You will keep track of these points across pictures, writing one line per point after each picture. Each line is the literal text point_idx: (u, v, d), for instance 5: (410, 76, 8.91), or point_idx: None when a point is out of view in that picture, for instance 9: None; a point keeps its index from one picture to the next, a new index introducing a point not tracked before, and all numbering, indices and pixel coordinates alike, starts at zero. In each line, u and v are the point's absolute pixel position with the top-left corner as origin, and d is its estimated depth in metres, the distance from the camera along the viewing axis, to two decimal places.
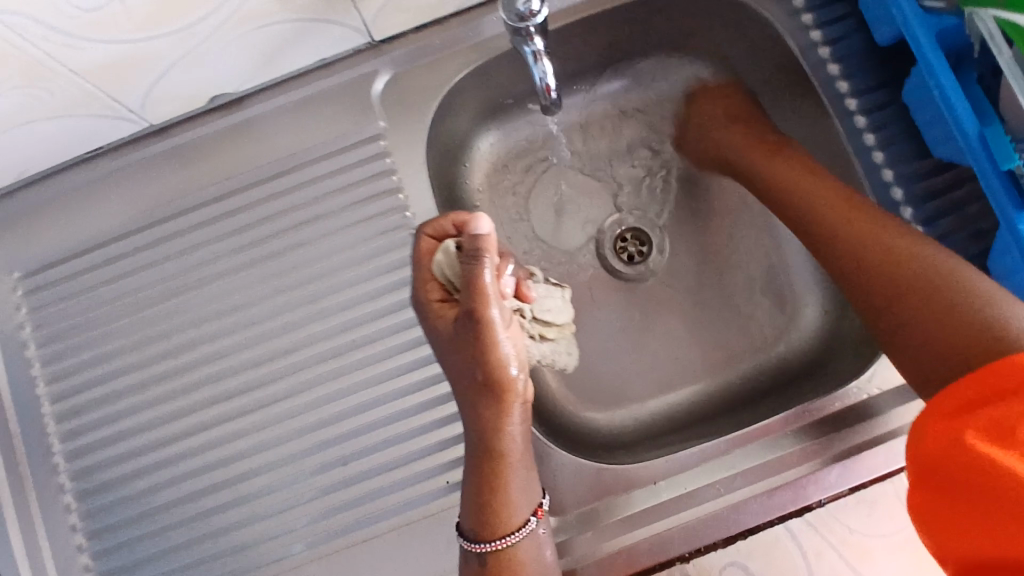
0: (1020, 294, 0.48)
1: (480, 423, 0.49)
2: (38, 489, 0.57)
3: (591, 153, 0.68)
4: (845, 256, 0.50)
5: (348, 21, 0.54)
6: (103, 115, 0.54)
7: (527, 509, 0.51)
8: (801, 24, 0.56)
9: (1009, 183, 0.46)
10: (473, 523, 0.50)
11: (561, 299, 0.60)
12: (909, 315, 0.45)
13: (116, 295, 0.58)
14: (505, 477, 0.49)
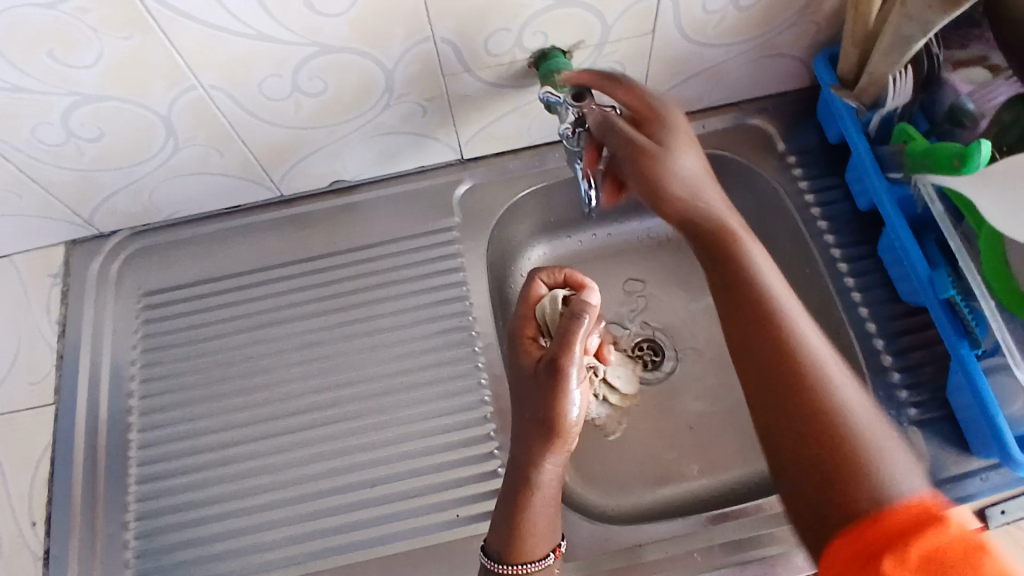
0: (963, 409, 0.60)
1: (524, 457, 0.55)
2: (108, 469, 0.66)
3: (623, 272, 0.81)
4: (768, 362, 0.48)
5: (447, 140, 0.71)
6: (250, 179, 0.71)
7: (546, 548, 0.55)
8: (798, 189, 0.72)
9: (948, 310, 0.59)
10: (497, 546, 0.55)
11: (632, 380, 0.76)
12: (812, 439, 0.44)
13: (219, 321, 0.72)
14: (533, 507, 0.55)
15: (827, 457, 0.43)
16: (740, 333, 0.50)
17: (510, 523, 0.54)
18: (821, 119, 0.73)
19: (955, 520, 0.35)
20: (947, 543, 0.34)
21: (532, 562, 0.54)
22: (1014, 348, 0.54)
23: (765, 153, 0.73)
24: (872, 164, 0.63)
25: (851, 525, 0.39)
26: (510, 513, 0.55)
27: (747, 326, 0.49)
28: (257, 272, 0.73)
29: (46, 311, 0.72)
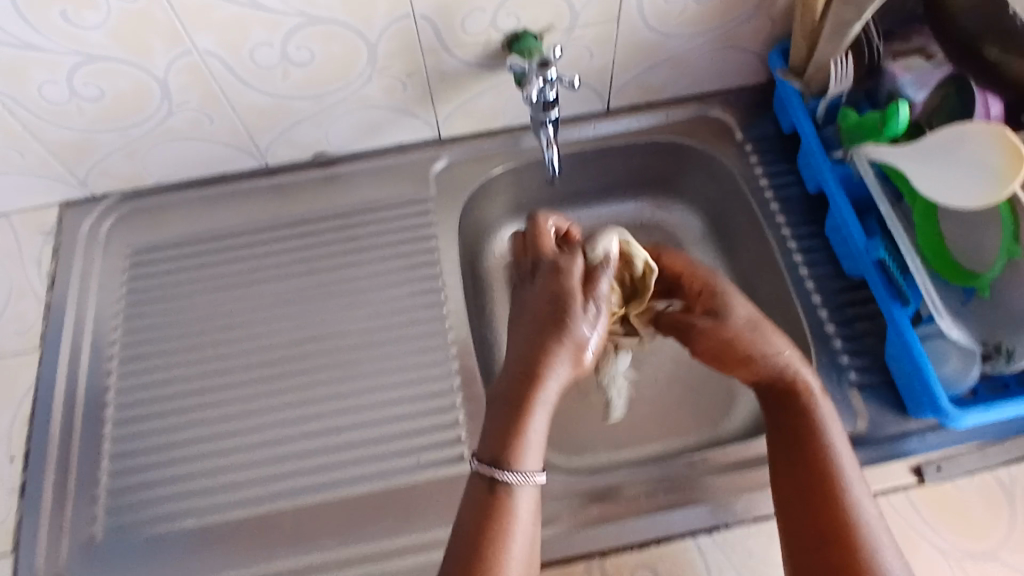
0: (900, 374, 0.63)
1: (534, 363, 0.52)
2: (86, 412, 0.69)
3: None
4: (805, 493, 0.53)
5: (426, 117, 0.76)
6: (238, 147, 0.75)
7: (538, 464, 0.52)
8: (753, 174, 0.76)
9: (881, 273, 0.63)
10: (491, 450, 0.51)
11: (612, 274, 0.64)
12: (823, 527, 0.52)
13: (203, 277, 0.75)
14: (529, 412, 0.51)
15: (831, 543, 0.51)
16: (787, 463, 0.55)
17: (511, 430, 0.51)
18: (776, 111, 0.78)
19: None
20: None
21: (525, 474, 0.50)
22: (935, 299, 0.58)
23: (725, 140, 0.78)
24: (816, 144, 0.68)
25: None
26: (511, 418, 0.51)
27: (804, 465, 0.54)
28: (241, 234, 0.77)
29: (37, 265, 0.75)
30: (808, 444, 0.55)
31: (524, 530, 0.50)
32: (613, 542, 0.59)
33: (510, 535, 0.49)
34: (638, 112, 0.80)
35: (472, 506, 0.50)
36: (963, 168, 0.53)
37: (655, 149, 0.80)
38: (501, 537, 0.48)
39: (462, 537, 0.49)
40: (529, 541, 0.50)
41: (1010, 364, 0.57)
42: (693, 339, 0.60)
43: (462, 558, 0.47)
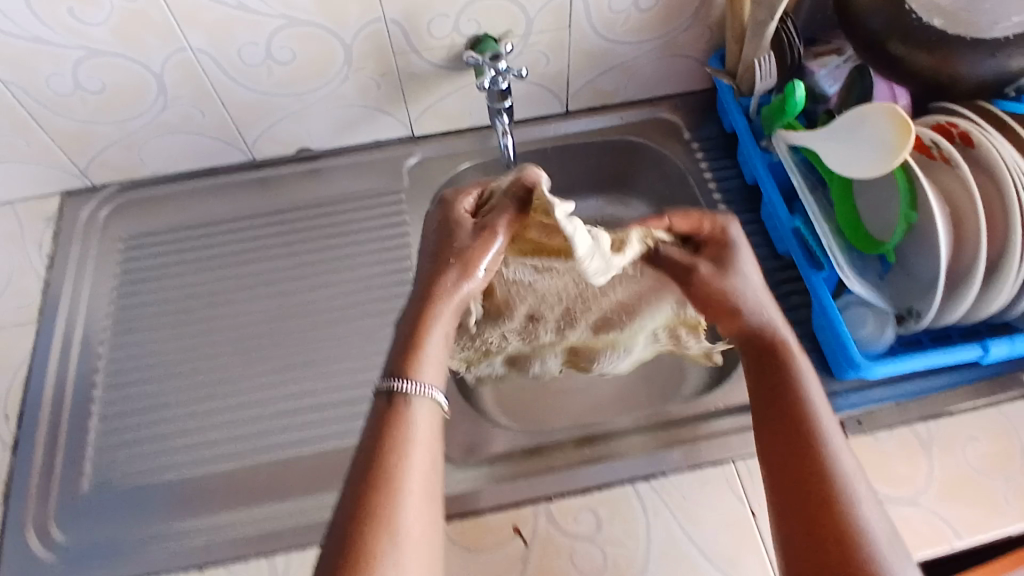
0: (823, 337, 0.68)
1: (430, 280, 0.55)
2: (77, 376, 0.74)
3: None
4: (782, 456, 0.51)
5: (399, 116, 0.84)
6: (227, 141, 0.83)
7: (438, 379, 0.53)
8: (699, 168, 0.83)
9: (802, 245, 0.69)
10: (394, 366, 0.53)
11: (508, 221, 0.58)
12: (795, 459, 0.51)
13: (191, 259, 0.81)
14: (424, 328, 0.54)
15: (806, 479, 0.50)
16: (765, 414, 0.53)
17: (410, 345, 0.53)
18: (720, 113, 0.85)
19: None
20: None
21: (424, 386, 0.52)
22: (844, 262, 0.64)
23: (673, 140, 0.86)
24: (748, 135, 0.75)
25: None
26: (410, 332, 0.54)
27: (777, 415, 0.53)
28: (228, 221, 0.84)
29: (39, 247, 0.82)
30: (785, 404, 0.53)
31: (426, 442, 0.51)
32: (559, 489, 0.64)
33: (407, 448, 0.50)
34: (594, 113, 0.87)
35: (374, 422, 0.51)
36: (868, 147, 0.61)
37: (610, 147, 0.87)
38: (399, 447, 0.50)
39: (362, 451, 0.50)
40: (431, 456, 0.51)
41: (918, 324, 0.64)
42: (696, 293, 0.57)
43: (361, 474, 0.49)
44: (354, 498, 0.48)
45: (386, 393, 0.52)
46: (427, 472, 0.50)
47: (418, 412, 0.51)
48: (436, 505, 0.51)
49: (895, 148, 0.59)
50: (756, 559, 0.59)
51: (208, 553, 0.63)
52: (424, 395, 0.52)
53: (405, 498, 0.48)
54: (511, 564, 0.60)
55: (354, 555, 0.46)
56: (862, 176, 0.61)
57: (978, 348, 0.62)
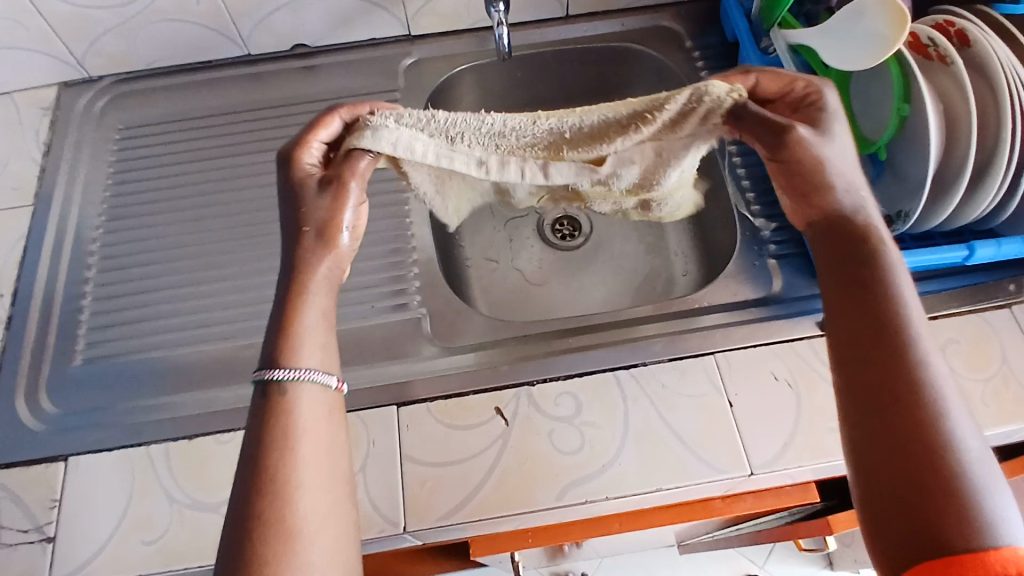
0: None
1: (294, 260, 0.53)
2: (71, 258, 0.75)
3: None
4: (863, 327, 0.46)
5: (396, 12, 0.82)
6: (222, 33, 0.82)
7: (322, 360, 0.51)
8: (698, 75, 0.82)
9: None
10: (268, 355, 0.50)
11: (402, 139, 0.52)
12: (874, 328, 0.46)
13: (185, 149, 0.81)
14: (298, 308, 0.52)
15: (884, 348, 0.45)
16: (839, 280, 0.49)
17: (285, 327, 0.51)
18: (722, 21, 0.84)
19: (966, 525, 0.38)
20: (959, 522, 0.38)
21: (307, 371, 0.50)
22: None
23: (674, 46, 0.84)
24: (747, 37, 0.74)
25: (904, 458, 0.41)
26: (283, 312, 0.52)
27: (857, 284, 0.48)
28: (223, 114, 0.83)
29: (35, 133, 0.81)
30: (872, 280, 0.47)
31: (315, 428, 0.49)
32: (541, 374, 0.65)
33: (295, 439, 0.48)
34: (594, 20, 0.86)
35: (256, 415, 0.49)
36: (864, 37, 0.59)
37: (609, 54, 0.86)
38: (286, 438, 0.47)
39: (248, 447, 0.47)
40: (325, 442, 0.49)
41: (904, 226, 0.63)
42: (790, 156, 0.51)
43: (250, 469, 0.46)
44: (244, 496, 0.45)
45: (261, 390, 0.49)
46: (323, 459, 0.48)
47: (299, 400, 0.49)
48: (341, 491, 0.49)
49: (898, 43, 0.58)
50: (729, 448, 0.60)
51: (197, 423, 0.65)
52: (304, 382, 0.49)
53: (300, 489, 0.46)
54: (491, 440, 0.61)
55: (249, 557, 0.43)
56: (855, 67, 0.61)
57: (964, 250, 0.61)
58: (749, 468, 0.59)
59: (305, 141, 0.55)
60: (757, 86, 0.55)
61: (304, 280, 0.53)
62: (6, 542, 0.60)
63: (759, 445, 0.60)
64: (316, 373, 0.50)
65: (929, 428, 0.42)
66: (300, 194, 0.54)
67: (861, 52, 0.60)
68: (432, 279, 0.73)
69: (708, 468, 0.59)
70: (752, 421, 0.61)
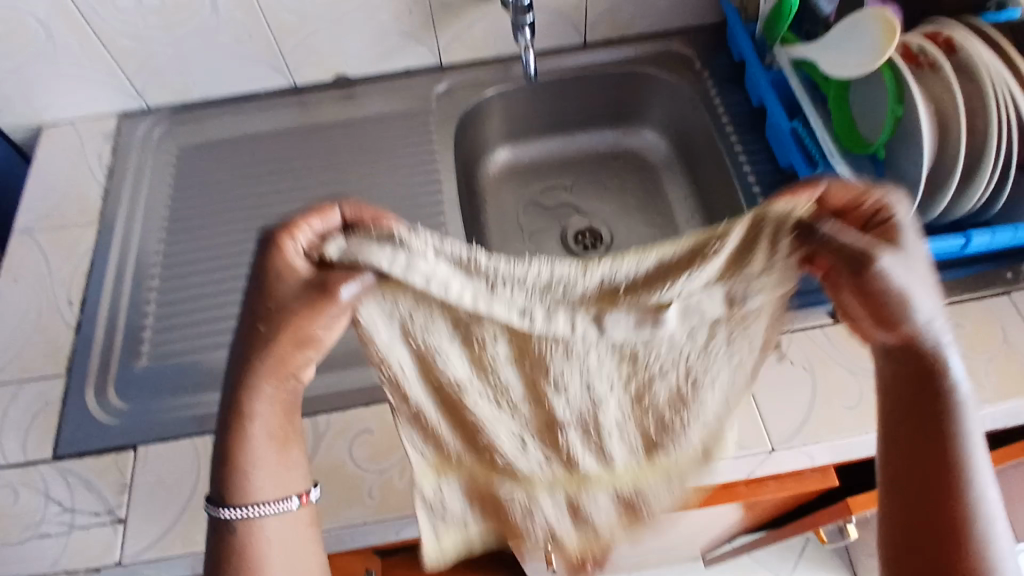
0: None
1: (237, 381, 0.50)
2: (135, 269, 0.81)
3: (586, 176, 0.99)
4: (920, 445, 0.50)
5: (429, 43, 0.90)
6: (270, 65, 0.89)
7: (277, 487, 0.52)
8: (708, 95, 0.89)
9: (797, 145, 0.75)
10: (218, 490, 0.51)
11: (438, 274, 0.42)
12: (924, 394, 0.50)
13: (237, 170, 0.88)
14: (240, 439, 0.50)
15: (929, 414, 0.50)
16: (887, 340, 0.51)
17: (227, 458, 0.50)
18: (729, 44, 0.91)
19: None
20: None
21: (258, 506, 0.51)
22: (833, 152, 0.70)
23: (685, 69, 0.92)
24: (752, 55, 0.81)
25: (932, 526, 0.49)
26: (223, 443, 0.50)
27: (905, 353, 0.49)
28: (270, 138, 0.91)
29: (99, 157, 0.89)
30: (939, 416, 0.49)
31: (277, 549, 0.51)
32: None
33: (257, 567, 0.50)
34: (611, 46, 0.94)
35: (217, 542, 0.51)
36: (860, 48, 0.66)
37: (627, 79, 0.94)
38: (247, 568, 0.50)
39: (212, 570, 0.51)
40: (287, 561, 0.52)
41: None
42: (867, 282, 0.45)
43: None
44: None
45: (214, 525, 0.51)
46: None
47: (256, 530, 0.51)
48: None
49: (888, 51, 0.64)
50: (750, 427, 0.65)
51: None
52: (259, 515, 0.51)
53: None
54: None
55: None
56: (852, 75, 0.67)
57: (961, 238, 0.66)
58: (771, 444, 0.64)
59: (295, 225, 0.46)
60: (827, 198, 0.45)
61: (248, 406, 0.50)
62: (79, 525, 0.64)
63: (780, 423, 0.65)
64: (271, 506, 0.51)
65: (964, 535, 0.48)
66: (274, 286, 0.46)
67: (856, 61, 0.67)
68: None
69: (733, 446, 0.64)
70: (773, 401, 0.66)
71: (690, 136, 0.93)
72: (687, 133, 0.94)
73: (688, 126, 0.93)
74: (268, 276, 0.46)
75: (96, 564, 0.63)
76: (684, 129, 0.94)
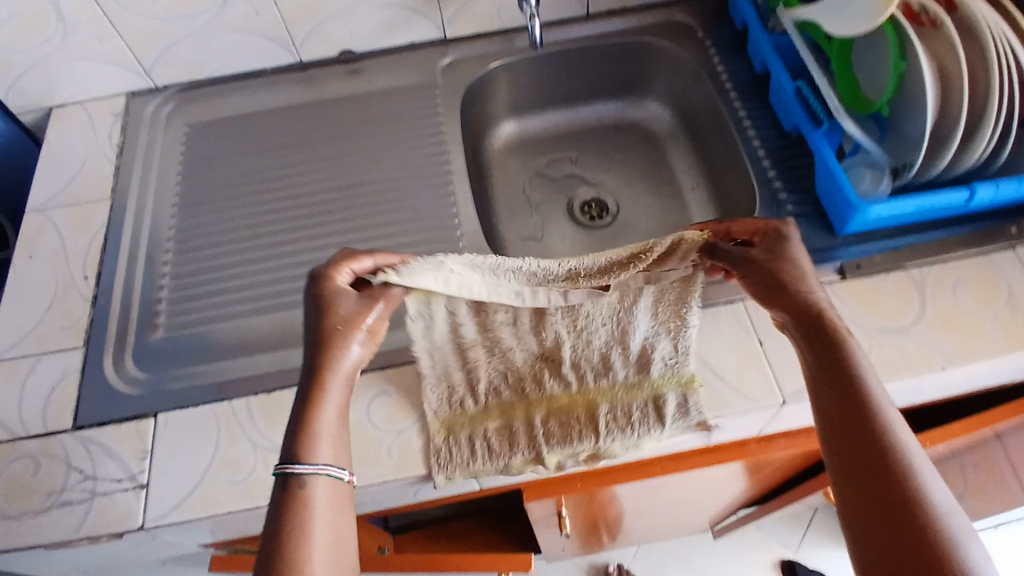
0: (823, 188, 0.75)
1: (311, 367, 0.57)
2: (148, 243, 0.82)
3: (589, 148, 1.00)
4: (856, 428, 0.50)
5: (434, 17, 0.91)
6: (276, 41, 0.90)
7: (338, 456, 0.54)
8: (712, 63, 0.90)
9: (801, 104, 0.75)
10: (289, 448, 0.53)
11: (465, 280, 0.62)
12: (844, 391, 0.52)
13: (246, 145, 0.89)
14: (316, 408, 0.55)
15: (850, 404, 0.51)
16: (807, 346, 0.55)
17: (305, 423, 0.54)
18: (731, 13, 0.92)
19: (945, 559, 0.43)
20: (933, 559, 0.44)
21: (324, 465, 0.52)
22: (838, 109, 0.71)
23: (688, 38, 0.92)
24: (755, 20, 0.82)
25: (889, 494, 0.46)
26: (302, 411, 0.55)
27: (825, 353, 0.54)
28: (277, 114, 0.92)
29: (109, 136, 0.89)
30: (857, 402, 0.51)
31: (332, 515, 0.51)
32: None
33: (313, 524, 0.50)
34: (614, 17, 0.94)
35: (277, 504, 0.51)
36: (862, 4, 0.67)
37: (630, 49, 0.94)
38: (304, 521, 0.50)
39: (270, 532, 0.50)
40: (340, 529, 0.51)
41: (910, 175, 0.70)
42: (759, 265, 0.59)
43: (272, 551, 0.48)
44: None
45: (280, 483, 0.51)
46: (337, 545, 0.50)
47: (318, 491, 0.51)
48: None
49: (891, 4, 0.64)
50: (761, 381, 0.66)
51: (273, 379, 0.71)
52: (320, 477, 0.52)
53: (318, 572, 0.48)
54: None
55: None
56: (855, 31, 0.68)
57: (965, 191, 0.67)
58: (782, 397, 0.65)
59: (341, 261, 0.60)
60: (731, 229, 0.62)
61: (324, 382, 0.56)
62: (102, 491, 0.65)
63: (790, 376, 0.66)
64: (333, 473, 0.53)
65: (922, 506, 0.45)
66: (332, 302, 0.59)
67: (859, 16, 0.67)
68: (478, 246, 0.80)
69: (744, 399, 0.65)
70: (782, 355, 0.67)
71: (694, 106, 0.94)
72: (690, 102, 0.94)
73: (691, 95, 0.94)
74: (324, 295, 0.59)
75: (120, 529, 0.63)
76: (687, 98, 0.95)
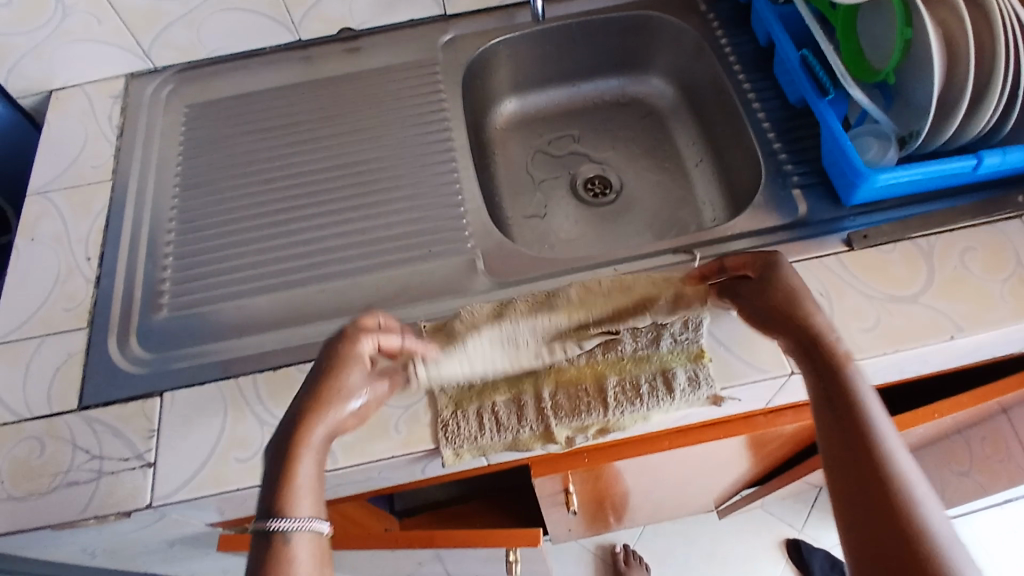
0: (829, 158, 0.74)
1: (297, 421, 0.54)
2: (150, 223, 0.81)
3: (591, 125, 1.00)
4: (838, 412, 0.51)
5: None
6: (275, 19, 0.89)
7: (319, 508, 0.50)
8: (715, 36, 0.89)
9: (805, 73, 0.74)
10: (269, 503, 0.49)
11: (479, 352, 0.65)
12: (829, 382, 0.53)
13: (247, 125, 0.89)
14: (296, 468, 0.51)
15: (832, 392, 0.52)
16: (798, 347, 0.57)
17: (284, 481, 0.50)
18: None
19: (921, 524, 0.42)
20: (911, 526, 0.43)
21: (305, 520, 0.48)
22: (843, 75, 0.70)
23: (690, 11, 0.91)
24: None
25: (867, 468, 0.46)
26: (280, 467, 0.51)
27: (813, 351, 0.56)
28: (278, 93, 0.91)
29: (109, 118, 0.89)
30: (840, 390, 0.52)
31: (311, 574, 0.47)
32: None
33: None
34: None
35: (256, 560, 0.47)
36: None
37: (631, 24, 0.94)
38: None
39: None
40: None
41: (916, 143, 0.69)
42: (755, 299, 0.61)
43: None
44: None
45: (260, 536, 0.47)
46: None
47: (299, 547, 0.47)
48: None
49: None
50: (770, 351, 0.65)
51: (278, 357, 0.71)
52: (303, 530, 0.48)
53: None
54: None
55: None
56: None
57: (972, 158, 0.66)
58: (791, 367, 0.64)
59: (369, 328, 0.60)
60: (725, 263, 0.65)
61: (305, 441, 0.53)
62: (109, 471, 0.65)
63: None
64: (317, 527, 0.48)
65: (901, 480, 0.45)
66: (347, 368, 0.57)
67: None
68: (482, 223, 0.79)
69: (752, 370, 0.64)
70: None
71: (696, 81, 0.93)
72: (693, 77, 0.94)
73: (694, 70, 0.93)
74: (342, 357, 0.57)
75: (127, 507, 0.63)
76: (689, 73, 0.94)
